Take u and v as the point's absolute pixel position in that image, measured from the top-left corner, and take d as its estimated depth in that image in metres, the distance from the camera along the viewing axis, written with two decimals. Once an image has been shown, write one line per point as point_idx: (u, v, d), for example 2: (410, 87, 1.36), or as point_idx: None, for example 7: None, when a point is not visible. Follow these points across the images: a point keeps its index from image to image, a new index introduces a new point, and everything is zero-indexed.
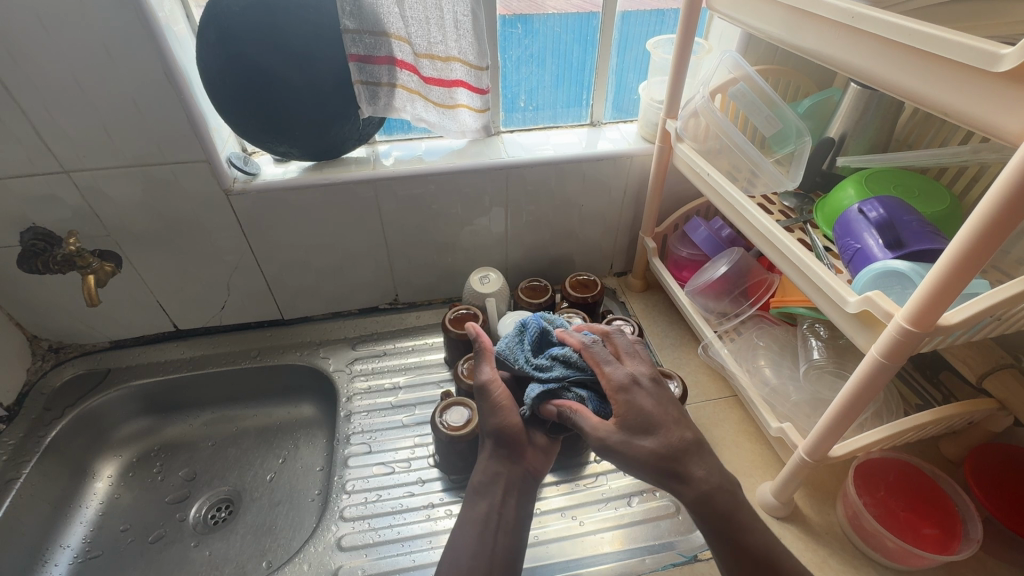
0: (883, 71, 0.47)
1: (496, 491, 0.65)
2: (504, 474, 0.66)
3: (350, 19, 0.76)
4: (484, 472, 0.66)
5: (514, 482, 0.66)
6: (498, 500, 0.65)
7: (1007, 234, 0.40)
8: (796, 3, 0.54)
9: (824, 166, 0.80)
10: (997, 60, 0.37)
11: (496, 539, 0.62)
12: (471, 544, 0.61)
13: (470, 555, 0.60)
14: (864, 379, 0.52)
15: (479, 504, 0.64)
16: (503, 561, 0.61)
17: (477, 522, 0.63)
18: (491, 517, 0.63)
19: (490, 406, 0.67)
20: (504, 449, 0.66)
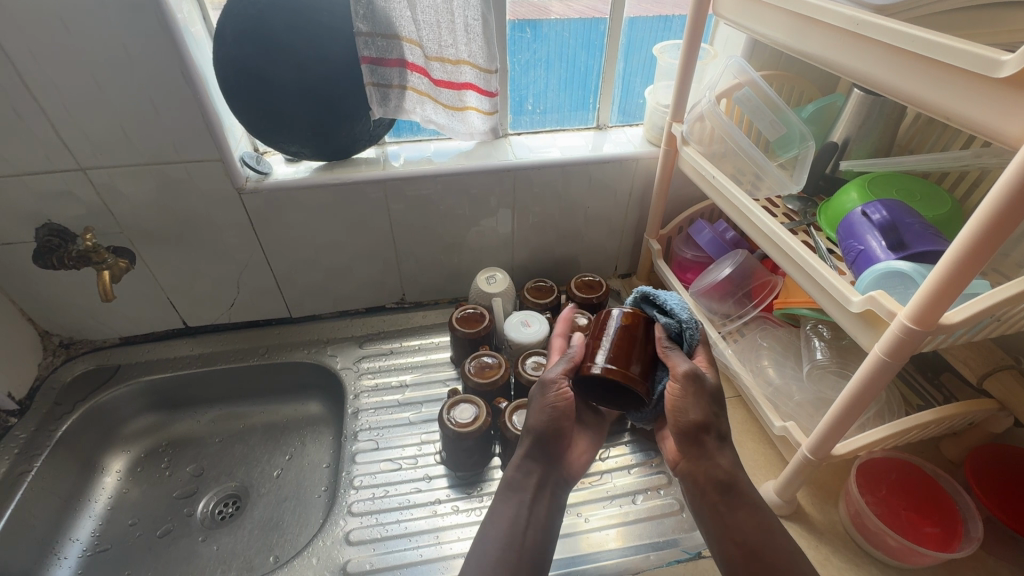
0: (886, 76, 0.48)
1: (528, 488, 0.63)
2: (538, 472, 0.64)
3: (363, 22, 0.77)
4: (517, 467, 0.64)
5: (547, 481, 0.64)
6: (529, 497, 0.62)
7: (1007, 234, 0.41)
8: (801, 9, 0.56)
9: (827, 170, 0.81)
10: (997, 66, 0.38)
11: (525, 537, 0.60)
12: (501, 536, 0.59)
13: (501, 549, 0.58)
14: (867, 377, 0.53)
15: (510, 500, 0.62)
16: (532, 555, 0.59)
17: (506, 519, 0.61)
18: (520, 516, 0.61)
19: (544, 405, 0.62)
20: (543, 448, 0.64)
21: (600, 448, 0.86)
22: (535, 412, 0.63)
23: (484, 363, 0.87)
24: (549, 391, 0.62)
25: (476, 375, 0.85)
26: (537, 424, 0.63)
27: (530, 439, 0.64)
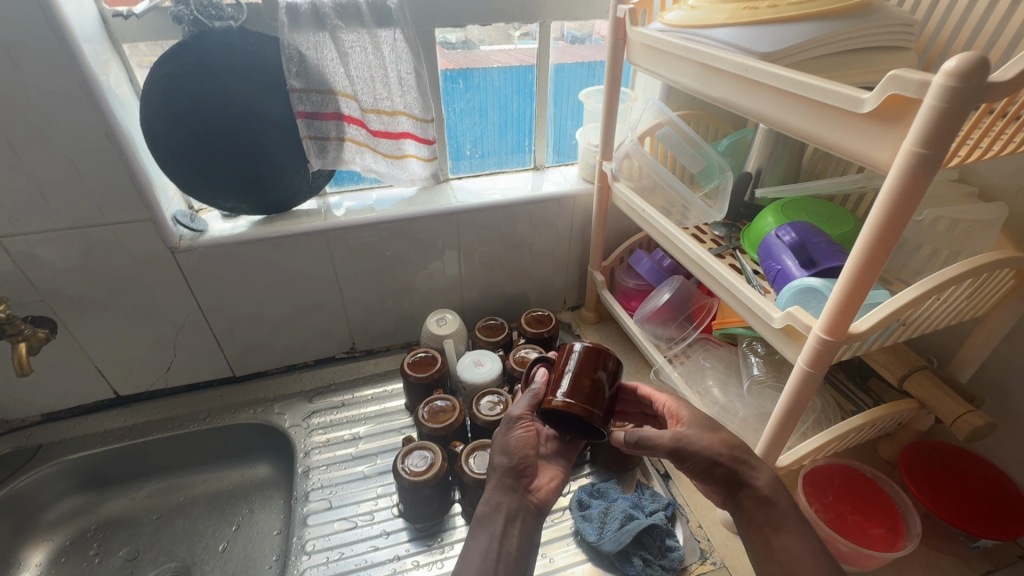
0: (776, 114, 0.54)
1: (498, 519, 0.59)
2: (506, 503, 0.60)
3: (297, 79, 0.80)
4: (487, 500, 0.60)
5: (519, 511, 0.60)
6: (501, 529, 0.58)
7: (888, 253, 0.45)
8: (700, 59, 0.61)
9: (745, 197, 0.87)
10: (860, 103, 0.44)
11: (498, 572, 0.55)
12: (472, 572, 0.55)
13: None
14: (796, 389, 0.57)
15: (480, 535, 0.58)
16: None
17: (477, 554, 0.56)
18: (492, 549, 0.57)
19: (506, 441, 0.63)
20: (510, 479, 0.61)
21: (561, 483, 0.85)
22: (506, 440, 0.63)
23: (438, 408, 0.86)
24: (514, 421, 0.64)
25: (430, 421, 0.83)
26: (504, 456, 0.63)
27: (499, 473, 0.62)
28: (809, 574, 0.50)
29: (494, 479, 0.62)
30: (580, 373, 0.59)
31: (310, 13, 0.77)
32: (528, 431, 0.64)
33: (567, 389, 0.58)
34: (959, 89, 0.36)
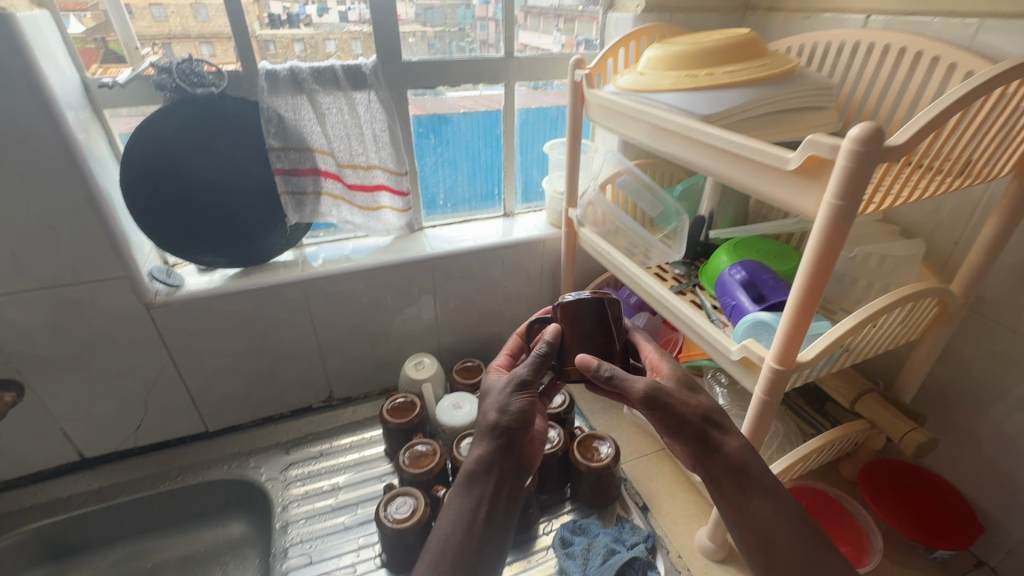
0: (718, 168, 0.60)
1: (488, 483, 0.56)
2: (499, 466, 0.57)
3: (275, 138, 0.83)
4: (478, 459, 0.57)
5: (510, 475, 0.57)
6: (490, 492, 0.56)
7: (822, 290, 0.51)
8: (649, 119, 0.68)
9: (701, 238, 0.94)
10: (786, 161, 0.50)
11: (481, 538, 0.54)
12: (456, 535, 0.54)
13: (456, 546, 0.53)
14: (756, 417, 0.61)
15: (468, 495, 0.56)
16: (491, 548, 0.54)
17: (463, 515, 0.55)
18: (479, 512, 0.55)
19: (501, 401, 0.58)
20: (504, 440, 0.57)
21: (543, 522, 0.86)
22: (500, 400, 0.58)
23: (419, 452, 0.86)
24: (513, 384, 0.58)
25: (411, 466, 0.84)
26: (499, 414, 0.57)
27: (491, 434, 0.57)
28: (785, 542, 0.51)
29: (485, 440, 0.58)
30: (582, 330, 0.60)
31: (289, 78, 0.81)
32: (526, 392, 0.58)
33: (578, 348, 0.61)
34: (862, 153, 0.42)
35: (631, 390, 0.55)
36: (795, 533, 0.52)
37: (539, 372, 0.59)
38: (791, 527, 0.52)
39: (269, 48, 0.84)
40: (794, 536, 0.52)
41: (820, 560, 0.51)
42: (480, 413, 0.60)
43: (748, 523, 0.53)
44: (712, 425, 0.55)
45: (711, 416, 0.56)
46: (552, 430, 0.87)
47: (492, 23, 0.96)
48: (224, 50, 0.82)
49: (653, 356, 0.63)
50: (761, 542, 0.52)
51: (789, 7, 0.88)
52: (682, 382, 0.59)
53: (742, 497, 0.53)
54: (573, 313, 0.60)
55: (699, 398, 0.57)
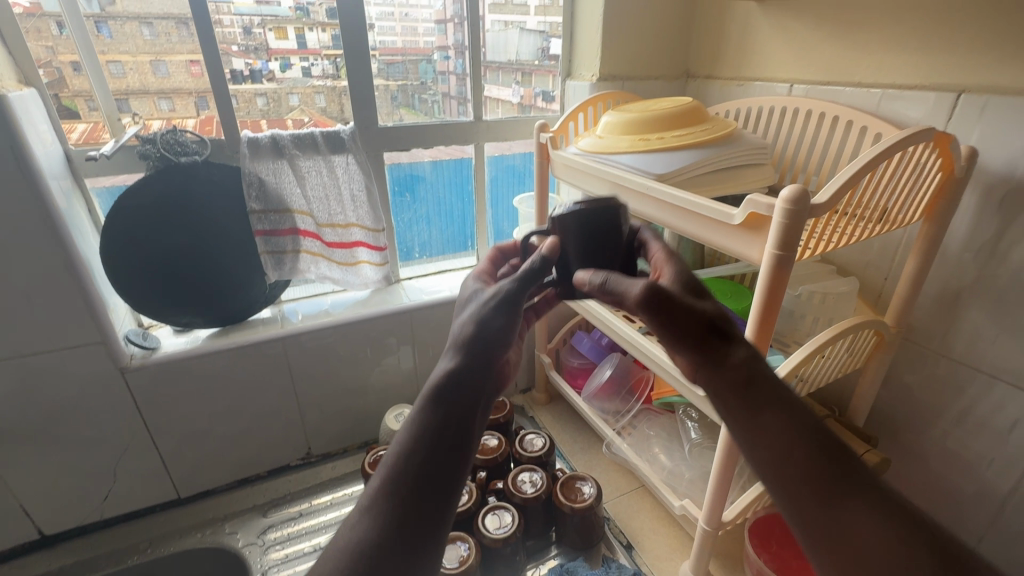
0: (673, 222, 0.67)
1: (459, 399, 0.43)
2: (473, 380, 0.44)
3: (256, 201, 0.86)
4: (448, 368, 0.45)
5: (484, 392, 0.45)
6: (459, 412, 0.43)
7: (772, 328, 0.57)
8: (610, 178, 0.75)
9: None
10: (731, 217, 0.57)
11: (439, 465, 0.41)
12: (412, 458, 0.41)
13: (414, 468, 0.40)
14: (726, 449, 0.66)
15: (431, 413, 0.42)
16: (446, 484, 0.40)
17: (423, 432, 0.42)
18: (443, 430, 0.42)
19: (478, 310, 0.48)
20: (481, 350, 0.46)
21: (531, 568, 0.86)
22: (478, 312, 0.48)
23: None
24: (492, 296, 0.49)
25: None
26: (477, 327, 0.47)
27: (465, 346, 0.46)
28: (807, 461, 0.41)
29: (456, 353, 0.46)
30: (570, 249, 0.55)
31: (269, 144, 0.86)
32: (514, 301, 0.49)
33: (579, 267, 0.56)
34: (792, 211, 0.49)
35: (628, 294, 0.48)
36: (820, 451, 0.41)
37: (524, 288, 0.49)
38: (812, 441, 0.42)
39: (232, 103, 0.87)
40: (813, 452, 0.41)
41: (848, 480, 0.39)
42: (454, 328, 0.49)
43: (759, 439, 0.43)
44: (718, 332, 0.47)
45: (720, 322, 0.48)
46: (535, 473, 0.90)
47: (452, 76, 1.02)
48: (184, 105, 0.85)
49: (657, 260, 0.57)
50: (771, 464, 0.42)
51: (724, 75, 1.00)
52: (685, 287, 0.52)
53: (744, 413, 0.44)
54: (568, 226, 0.54)
55: (705, 302, 0.50)
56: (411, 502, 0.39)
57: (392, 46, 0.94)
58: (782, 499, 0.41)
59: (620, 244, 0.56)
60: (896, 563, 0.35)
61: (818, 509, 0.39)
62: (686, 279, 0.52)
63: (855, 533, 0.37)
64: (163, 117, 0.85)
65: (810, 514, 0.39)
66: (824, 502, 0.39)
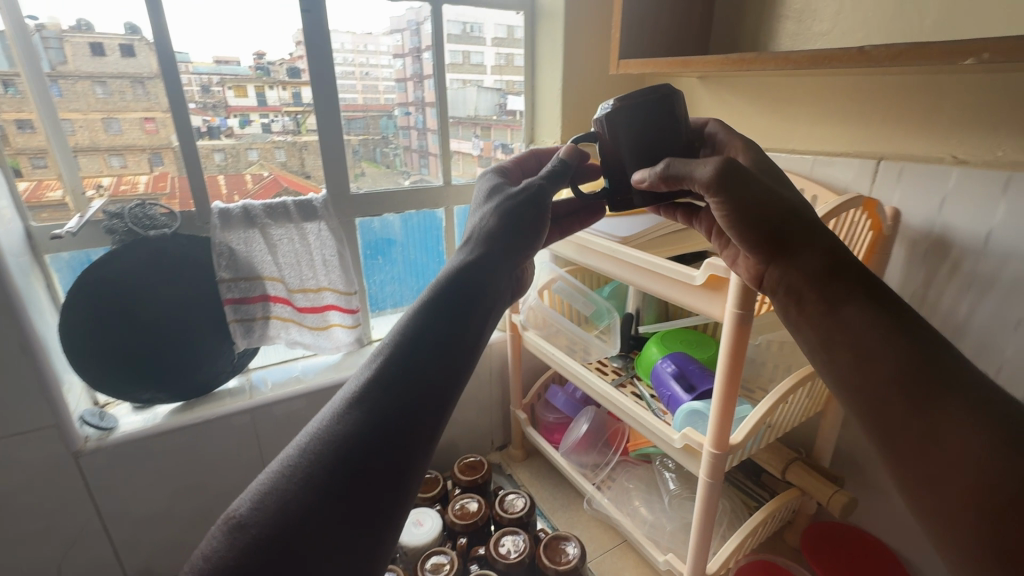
0: (639, 282, 0.71)
1: (468, 290, 0.44)
2: (481, 275, 0.46)
3: (226, 270, 0.86)
4: (464, 260, 0.47)
5: (489, 291, 0.46)
6: (462, 303, 0.43)
7: (739, 380, 0.61)
8: (577, 241, 0.80)
9: (633, 331, 1.05)
10: (693, 278, 0.61)
11: (431, 356, 0.40)
12: (413, 340, 0.40)
13: (415, 346, 0.40)
14: (705, 500, 0.67)
15: (438, 297, 0.43)
16: (446, 370, 0.40)
17: (429, 314, 0.42)
18: (443, 318, 0.42)
19: (501, 207, 0.51)
20: (495, 246, 0.49)
21: None
22: (493, 215, 0.51)
23: None
24: (520, 194, 0.52)
25: None
26: (491, 227, 0.50)
27: (480, 242, 0.49)
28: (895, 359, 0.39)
29: (477, 244, 0.49)
30: (628, 144, 0.51)
31: (241, 215, 0.86)
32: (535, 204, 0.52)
33: (636, 165, 0.52)
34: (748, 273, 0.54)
35: (696, 180, 0.47)
36: (921, 357, 0.38)
37: (545, 187, 0.53)
38: (903, 338, 0.40)
39: None
40: (906, 350, 0.39)
41: (945, 381, 0.37)
42: (473, 223, 0.52)
43: (843, 338, 0.42)
44: (787, 223, 0.47)
45: (796, 213, 0.47)
46: (517, 537, 0.88)
47: (413, 131, 1.05)
48: (136, 161, 0.84)
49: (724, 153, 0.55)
50: (856, 362, 0.42)
51: None
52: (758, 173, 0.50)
53: (826, 314, 0.44)
54: (619, 126, 0.50)
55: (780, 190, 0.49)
56: (408, 378, 0.39)
57: (353, 99, 0.95)
58: (864, 403, 0.41)
59: (680, 139, 0.51)
60: (988, 468, 0.33)
61: (908, 414, 0.38)
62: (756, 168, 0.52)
63: (950, 440, 0.35)
64: (113, 174, 0.83)
65: (898, 416, 0.38)
66: (916, 410, 0.37)
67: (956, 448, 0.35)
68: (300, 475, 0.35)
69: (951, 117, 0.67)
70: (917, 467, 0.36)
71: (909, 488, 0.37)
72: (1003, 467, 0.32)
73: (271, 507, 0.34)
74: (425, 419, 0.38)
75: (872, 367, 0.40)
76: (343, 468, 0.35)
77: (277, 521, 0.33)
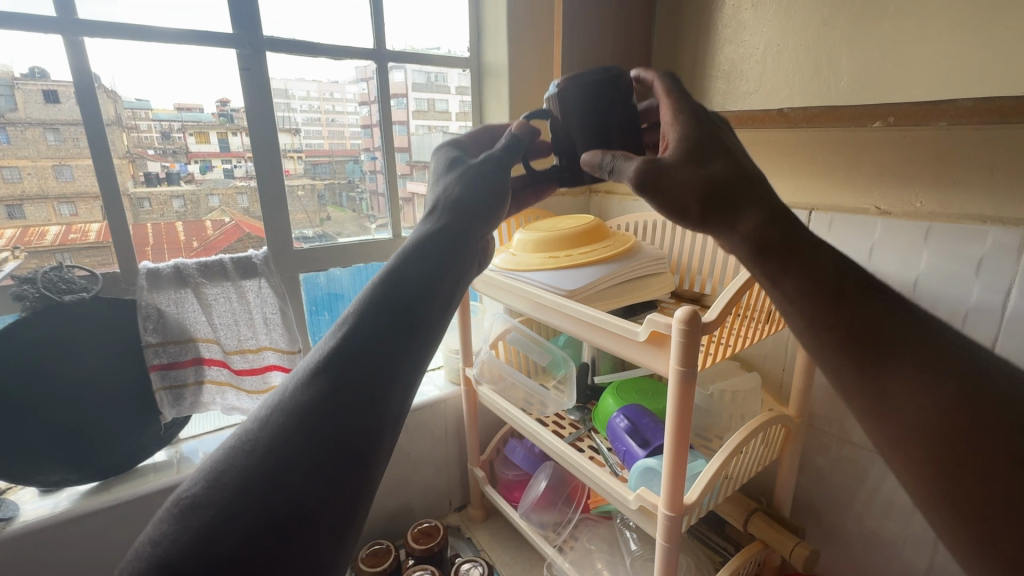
0: (585, 336, 0.69)
1: (444, 247, 0.48)
2: (454, 236, 0.49)
3: (153, 334, 0.80)
4: (434, 222, 0.50)
5: (461, 251, 0.50)
6: (440, 259, 0.47)
7: (689, 438, 0.59)
8: (524, 294, 0.78)
9: (589, 380, 1.02)
10: (636, 334, 0.60)
11: (410, 313, 0.42)
12: (389, 298, 0.42)
13: (394, 300, 0.42)
14: (663, 566, 0.64)
15: (416, 253, 0.46)
16: (407, 345, 0.41)
17: (408, 269, 0.44)
18: (423, 272, 0.45)
19: (466, 174, 0.54)
20: (463, 212, 0.51)
21: None
22: (458, 183, 0.54)
23: None
24: (482, 165, 0.55)
25: None
26: (455, 195, 0.52)
27: (445, 208, 0.51)
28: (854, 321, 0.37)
29: (442, 210, 0.52)
30: (576, 122, 0.55)
31: (172, 275, 0.81)
32: (497, 173, 0.55)
33: (585, 144, 0.56)
34: (687, 330, 0.53)
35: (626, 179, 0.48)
36: (881, 314, 0.37)
37: (504, 162, 0.57)
38: (859, 297, 0.38)
39: (143, 205, 0.83)
40: (864, 310, 0.37)
41: (904, 339, 0.36)
42: (435, 193, 0.54)
43: (800, 299, 0.39)
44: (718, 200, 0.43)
45: (734, 184, 0.43)
46: None
47: (381, 175, 1.04)
48: (88, 210, 0.80)
49: (665, 126, 0.49)
50: (813, 325, 0.39)
51: (621, 192, 1.11)
52: (684, 147, 0.45)
53: (779, 274, 0.40)
54: (570, 101, 0.54)
55: (710, 166, 0.44)
56: (370, 355, 0.39)
57: (296, 150, 0.93)
58: (828, 361, 0.38)
59: (625, 113, 0.55)
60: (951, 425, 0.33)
61: (871, 375, 0.36)
62: (689, 141, 0.46)
63: (915, 400, 0.34)
64: (62, 223, 0.78)
65: (864, 378, 0.37)
66: (883, 370, 0.36)
67: (928, 414, 0.34)
68: (260, 451, 0.35)
69: (873, 171, 0.71)
70: (883, 427, 0.36)
71: (887, 447, 0.36)
72: (970, 424, 0.32)
73: (229, 483, 0.34)
74: (391, 391, 0.39)
75: (833, 325, 0.38)
76: (308, 429, 0.36)
77: (242, 494, 0.33)
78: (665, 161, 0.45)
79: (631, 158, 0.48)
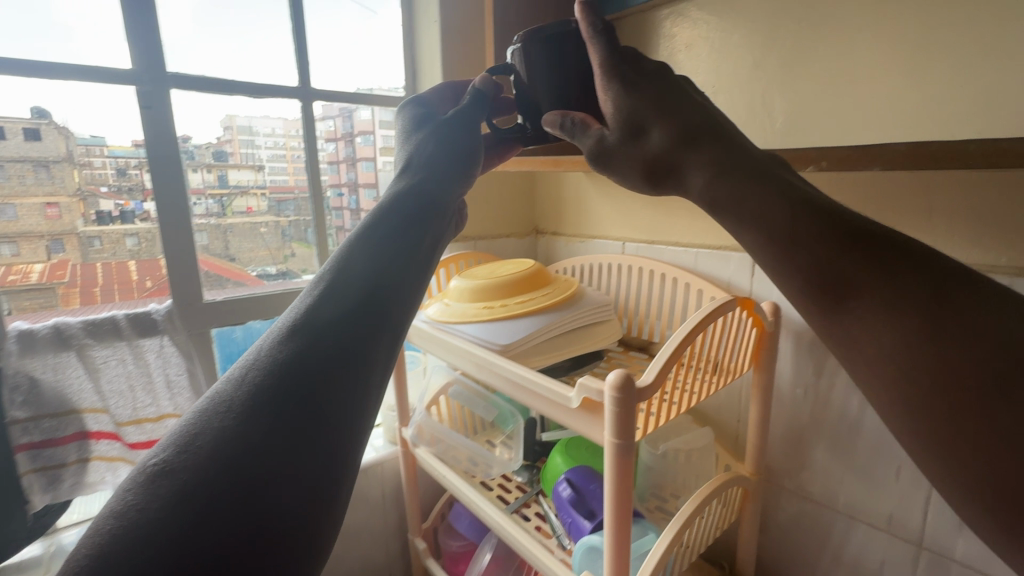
0: (518, 398, 0.62)
1: (418, 204, 0.45)
2: (428, 191, 0.46)
3: (22, 408, 0.69)
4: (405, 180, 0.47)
5: (439, 207, 0.47)
6: (417, 214, 0.44)
7: (630, 518, 0.52)
8: (455, 350, 0.71)
9: (538, 436, 0.93)
10: (568, 399, 0.54)
11: (386, 273, 0.39)
12: (366, 257, 0.38)
13: (368, 260, 0.38)
14: None
15: (389, 207, 0.43)
16: (393, 300, 0.38)
17: (379, 224, 0.41)
18: (399, 228, 0.41)
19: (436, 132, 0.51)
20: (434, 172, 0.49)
21: None
22: (430, 139, 0.50)
23: None
24: (451, 125, 0.52)
25: None
26: (427, 151, 0.50)
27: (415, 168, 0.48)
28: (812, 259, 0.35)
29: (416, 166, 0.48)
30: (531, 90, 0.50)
31: (51, 336, 0.71)
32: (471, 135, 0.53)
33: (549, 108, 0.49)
34: (620, 398, 0.47)
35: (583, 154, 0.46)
36: (843, 245, 0.34)
37: (472, 118, 0.54)
38: (827, 231, 0.35)
39: (94, 243, 0.78)
40: (827, 246, 0.35)
41: (870, 271, 0.33)
42: (405, 145, 0.51)
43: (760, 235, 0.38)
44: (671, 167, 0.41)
45: (693, 127, 0.40)
46: None
47: (348, 212, 1.01)
48: (31, 249, 0.73)
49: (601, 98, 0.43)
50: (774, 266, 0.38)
51: (567, 233, 1.07)
52: (623, 126, 0.42)
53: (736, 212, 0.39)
54: (529, 59, 0.48)
55: (656, 141, 0.40)
56: (356, 314, 0.36)
57: (248, 187, 0.90)
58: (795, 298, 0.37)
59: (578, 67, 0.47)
60: (923, 363, 0.32)
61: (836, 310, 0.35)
62: (630, 113, 0.41)
63: (878, 335, 0.33)
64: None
65: (829, 314, 0.35)
66: (849, 301, 0.34)
67: (905, 360, 0.32)
68: (238, 414, 0.31)
69: None
70: (855, 364, 0.35)
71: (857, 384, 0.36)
72: (939, 361, 0.31)
73: (205, 449, 0.30)
74: (380, 352, 0.36)
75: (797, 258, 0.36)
76: (287, 396, 0.32)
77: (221, 462, 0.29)
78: (608, 141, 0.43)
79: (582, 135, 0.45)
